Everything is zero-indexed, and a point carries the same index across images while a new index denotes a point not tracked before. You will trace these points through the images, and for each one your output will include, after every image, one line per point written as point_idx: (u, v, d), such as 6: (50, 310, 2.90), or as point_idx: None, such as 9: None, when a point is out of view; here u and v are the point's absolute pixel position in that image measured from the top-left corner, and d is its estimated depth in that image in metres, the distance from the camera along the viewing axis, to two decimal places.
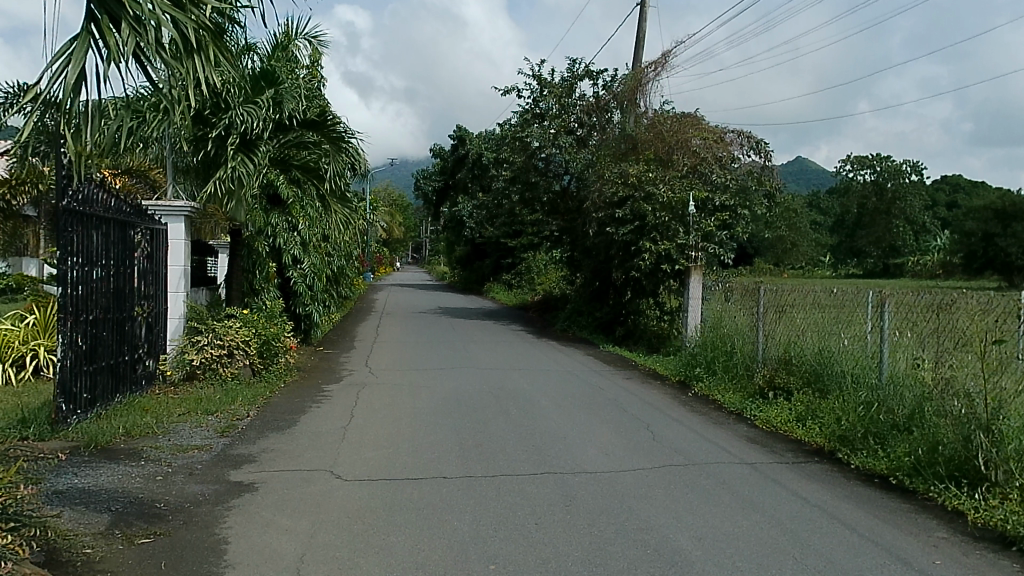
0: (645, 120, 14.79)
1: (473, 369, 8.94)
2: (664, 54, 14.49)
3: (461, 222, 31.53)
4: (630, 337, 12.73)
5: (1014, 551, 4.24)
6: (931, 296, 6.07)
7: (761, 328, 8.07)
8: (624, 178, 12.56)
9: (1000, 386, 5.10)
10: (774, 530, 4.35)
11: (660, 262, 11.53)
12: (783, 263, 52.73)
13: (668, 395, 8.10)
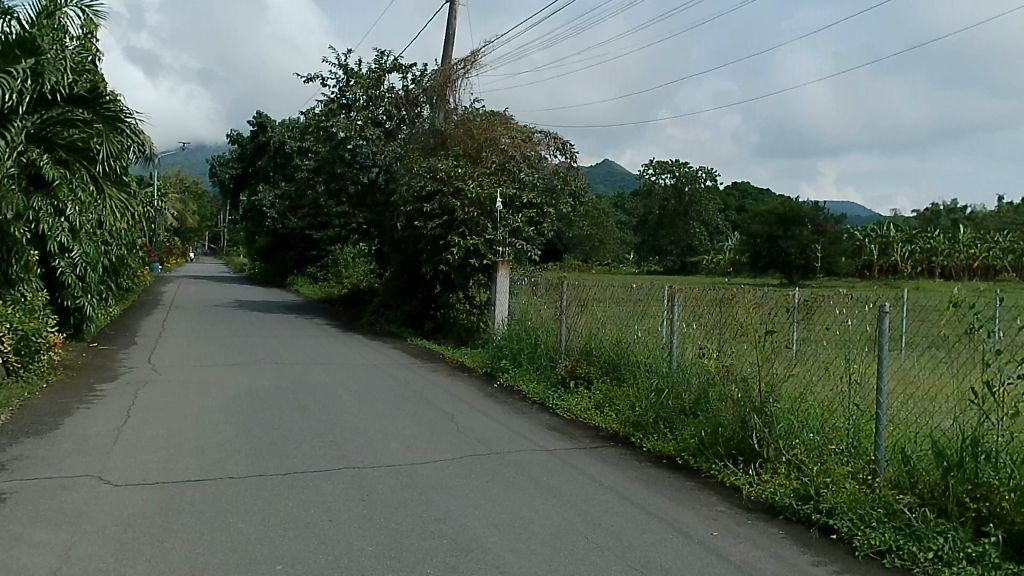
0: (455, 116, 15.00)
1: (273, 364, 8.62)
2: (474, 53, 14.72)
3: (261, 212, 30.57)
4: (439, 331, 12.89)
5: (781, 520, 5.05)
6: (715, 291, 6.66)
7: (562, 319, 8.37)
8: (432, 173, 12.63)
9: (773, 372, 5.79)
10: (569, 513, 4.61)
11: (467, 256, 11.85)
12: (590, 260, 55.54)
13: (475, 387, 8.28)
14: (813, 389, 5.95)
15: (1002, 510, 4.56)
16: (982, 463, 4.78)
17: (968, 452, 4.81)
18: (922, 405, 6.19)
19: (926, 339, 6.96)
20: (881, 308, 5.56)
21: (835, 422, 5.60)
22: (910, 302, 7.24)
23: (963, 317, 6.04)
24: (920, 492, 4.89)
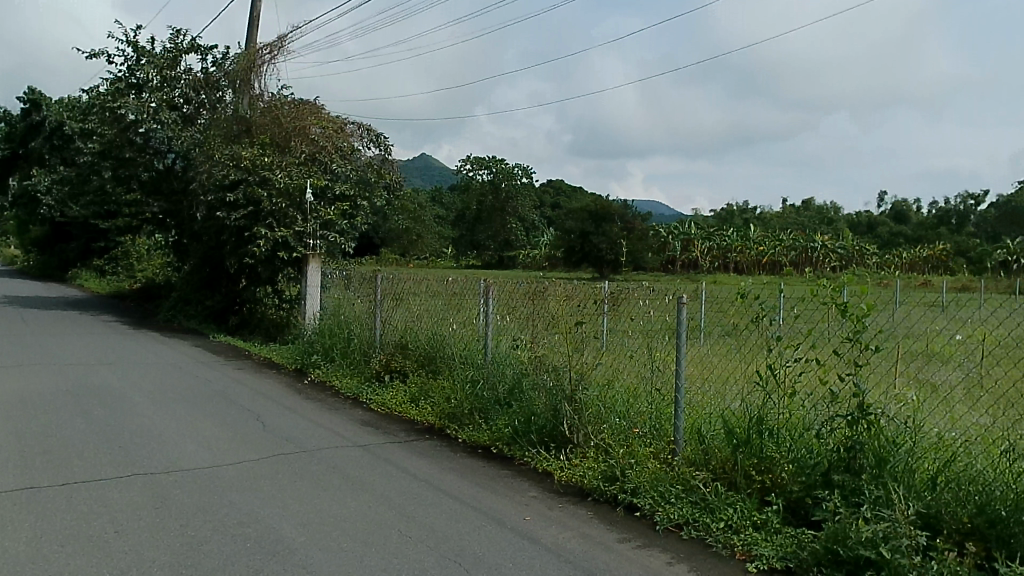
0: (261, 102, 14.36)
1: (51, 366, 7.86)
2: (281, 37, 14.23)
3: (38, 199, 27.87)
4: (245, 327, 12.52)
5: (590, 501, 5.35)
6: (529, 284, 6.87)
7: (377, 314, 8.28)
8: (236, 160, 12.24)
9: (584, 361, 6.02)
10: (382, 507, 4.57)
11: (276, 249, 11.37)
12: (409, 253, 56.32)
13: (284, 384, 8.19)
14: (621, 375, 6.27)
15: (782, 480, 5.18)
16: (765, 438, 5.41)
17: (754, 429, 5.43)
18: (714, 388, 6.70)
19: (715, 327, 7.58)
20: (680, 299, 5.97)
21: (639, 406, 5.97)
22: (705, 295, 7.82)
23: (748, 307, 6.58)
24: (713, 467, 5.40)
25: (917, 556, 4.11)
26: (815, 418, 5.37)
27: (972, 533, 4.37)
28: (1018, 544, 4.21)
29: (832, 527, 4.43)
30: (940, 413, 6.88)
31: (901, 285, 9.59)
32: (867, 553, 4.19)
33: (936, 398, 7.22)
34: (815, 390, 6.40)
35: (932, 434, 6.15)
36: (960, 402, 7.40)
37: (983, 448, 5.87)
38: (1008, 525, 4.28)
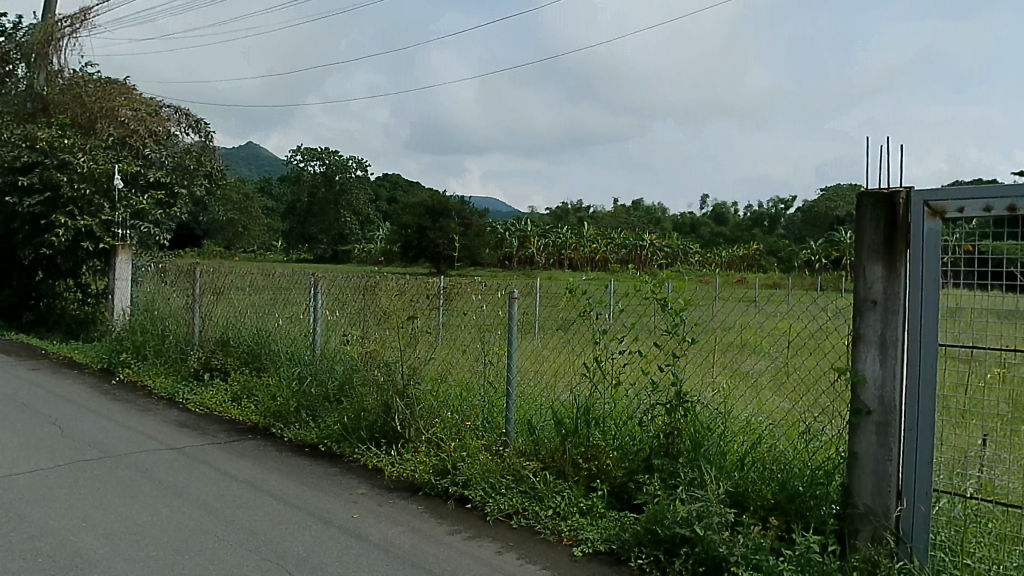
0: (60, 79, 13.39)
1: None
2: (82, 12, 13.56)
3: None
4: (42, 323, 11.77)
5: (421, 496, 5.46)
6: (359, 278, 6.88)
7: (195, 309, 8.19)
8: (30, 141, 11.27)
9: (415, 356, 6.07)
10: (197, 511, 4.35)
11: (78, 239, 10.66)
12: (235, 246, 55.01)
13: (87, 385, 7.80)
14: (454, 370, 6.42)
15: (608, 467, 5.92)
16: (591, 428, 6.22)
17: (582, 419, 6.24)
18: (546, 380, 7.05)
19: (548, 320, 7.81)
20: (511, 295, 6.09)
21: (472, 399, 6.18)
22: (539, 289, 8.03)
23: (576, 303, 6.79)
24: (543, 457, 6.13)
25: (726, 530, 4.57)
26: (637, 407, 6.19)
27: (774, 509, 5.16)
28: (812, 515, 5.07)
29: (651, 510, 4.90)
30: (748, 399, 7.50)
31: (719, 281, 10.25)
32: (682, 531, 4.67)
33: (745, 386, 7.87)
34: (639, 380, 6.74)
35: (741, 419, 6.68)
36: (767, 388, 8.10)
37: (785, 432, 6.45)
38: (806, 499, 5.14)
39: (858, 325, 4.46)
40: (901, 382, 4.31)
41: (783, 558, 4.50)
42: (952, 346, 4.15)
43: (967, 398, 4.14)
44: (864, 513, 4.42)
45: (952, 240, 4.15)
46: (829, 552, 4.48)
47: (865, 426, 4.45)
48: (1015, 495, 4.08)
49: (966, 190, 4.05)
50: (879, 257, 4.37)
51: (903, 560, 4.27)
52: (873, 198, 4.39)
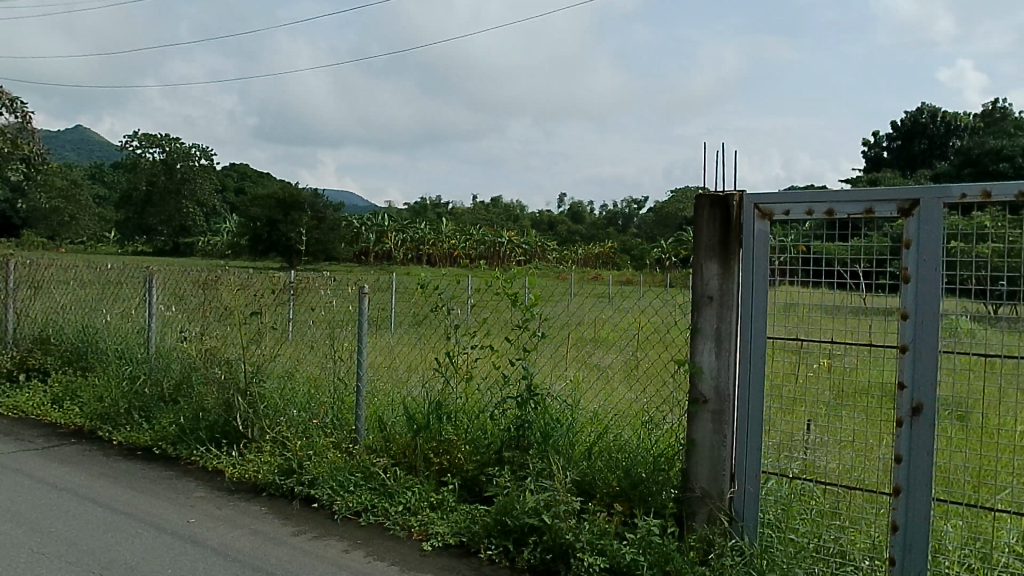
0: None
1: None
2: None
3: None
4: None
5: (263, 497, 5.62)
6: (197, 272, 6.96)
7: (10, 305, 8.08)
8: None
9: (257, 353, 6.32)
10: (12, 524, 4.58)
11: None
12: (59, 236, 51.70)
13: None
14: (302, 366, 6.54)
15: (458, 460, 6.03)
16: (443, 423, 6.25)
17: (433, 415, 6.23)
18: (397, 377, 7.09)
19: (403, 316, 7.80)
20: (361, 290, 6.04)
21: (321, 396, 6.27)
22: (395, 284, 7.91)
23: (427, 299, 6.78)
24: (394, 454, 6.17)
25: (571, 518, 5.06)
26: (488, 400, 6.31)
27: (619, 495, 5.48)
28: (654, 501, 5.30)
29: (502, 501, 5.32)
30: (597, 390, 7.82)
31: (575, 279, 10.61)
32: (531, 520, 5.12)
33: (594, 378, 8.19)
34: (491, 374, 6.84)
35: (589, 410, 6.91)
36: (618, 380, 8.39)
37: (630, 422, 6.76)
38: (648, 485, 5.41)
39: (696, 319, 4.94)
40: (734, 373, 4.84)
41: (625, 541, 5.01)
42: (775, 337, 4.66)
43: (795, 387, 4.64)
44: (700, 496, 4.92)
45: (777, 239, 4.69)
46: (669, 534, 4.96)
47: (701, 414, 4.95)
48: (832, 476, 4.54)
49: (791, 194, 4.59)
50: (714, 255, 4.85)
51: (735, 538, 4.79)
52: (710, 199, 4.87)
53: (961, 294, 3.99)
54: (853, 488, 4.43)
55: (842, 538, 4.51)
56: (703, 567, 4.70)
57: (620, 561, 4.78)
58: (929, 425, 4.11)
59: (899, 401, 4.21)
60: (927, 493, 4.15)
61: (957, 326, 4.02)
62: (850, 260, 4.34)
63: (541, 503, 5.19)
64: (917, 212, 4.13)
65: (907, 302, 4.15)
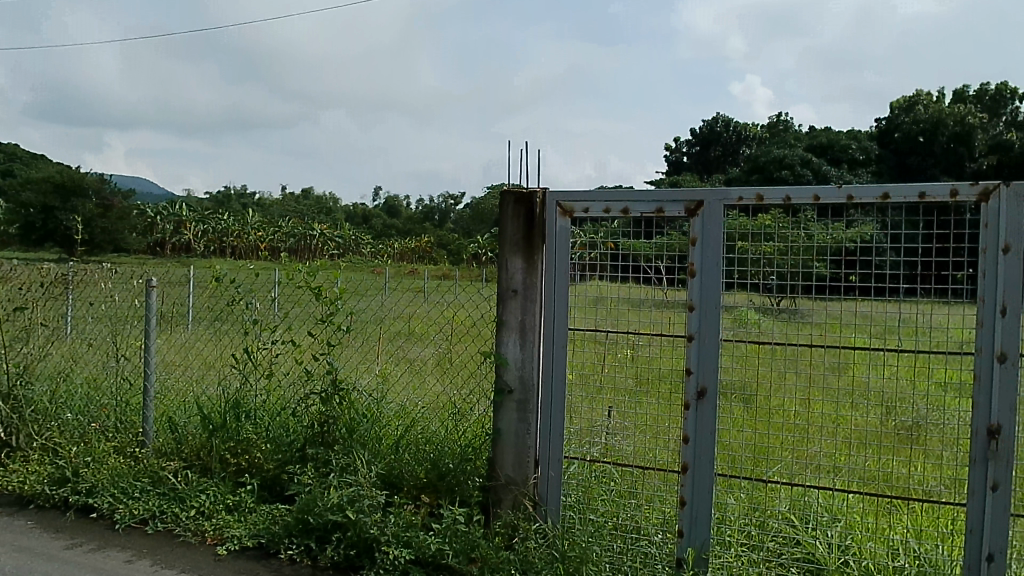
0: None
1: None
2: None
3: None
4: None
5: (30, 509, 5.43)
6: None
7: None
8: None
9: (24, 353, 5.97)
10: None
11: None
12: None
13: None
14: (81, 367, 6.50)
15: (258, 460, 5.82)
16: (242, 421, 6.02)
17: (230, 413, 5.99)
18: (193, 376, 6.81)
19: (200, 310, 7.48)
20: (148, 284, 5.67)
21: (101, 398, 6.20)
22: (193, 275, 7.49)
23: (223, 291, 6.48)
24: (185, 455, 5.86)
25: (376, 512, 5.04)
26: (291, 398, 6.17)
27: (426, 487, 5.58)
28: (461, 490, 5.47)
29: (304, 501, 5.19)
30: (407, 382, 7.79)
31: (392, 272, 10.53)
32: (335, 518, 5.03)
33: (405, 371, 8.16)
34: (293, 369, 6.67)
35: (396, 403, 6.87)
36: (429, 373, 8.35)
37: (438, 413, 6.80)
38: (455, 475, 5.55)
39: (501, 312, 5.19)
40: (537, 363, 5.15)
41: (430, 532, 5.07)
42: (576, 330, 5.03)
43: (598, 377, 4.92)
44: (506, 483, 5.20)
45: (579, 236, 5.00)
46: (476, 522, 5.18)
47: (507, 404, 5.23)
48: (630, 456, 5.02)
49: (589, 193, 4.95)
50: (518, 251, 5.12)
51: (538, 521, 5.09)
52: (514, 196, 5.10)
53: (740, 288, 4.53)
54: (646, 469, 4.88)
55: (638, 514, 4.93)
56: (508, 552, 4.85)
57: (426, 551, 4.85)
58: (713, 405, 4.63)
59: (687, 386, 4.68)
60: (708, 468, 4.66)
61: (745, 317, 4.55)
62: (654, 257, 4.74)
63: (345, 499, 5.12)
64: (701, 213, 4.61)
65: (693, 295, 4.64)
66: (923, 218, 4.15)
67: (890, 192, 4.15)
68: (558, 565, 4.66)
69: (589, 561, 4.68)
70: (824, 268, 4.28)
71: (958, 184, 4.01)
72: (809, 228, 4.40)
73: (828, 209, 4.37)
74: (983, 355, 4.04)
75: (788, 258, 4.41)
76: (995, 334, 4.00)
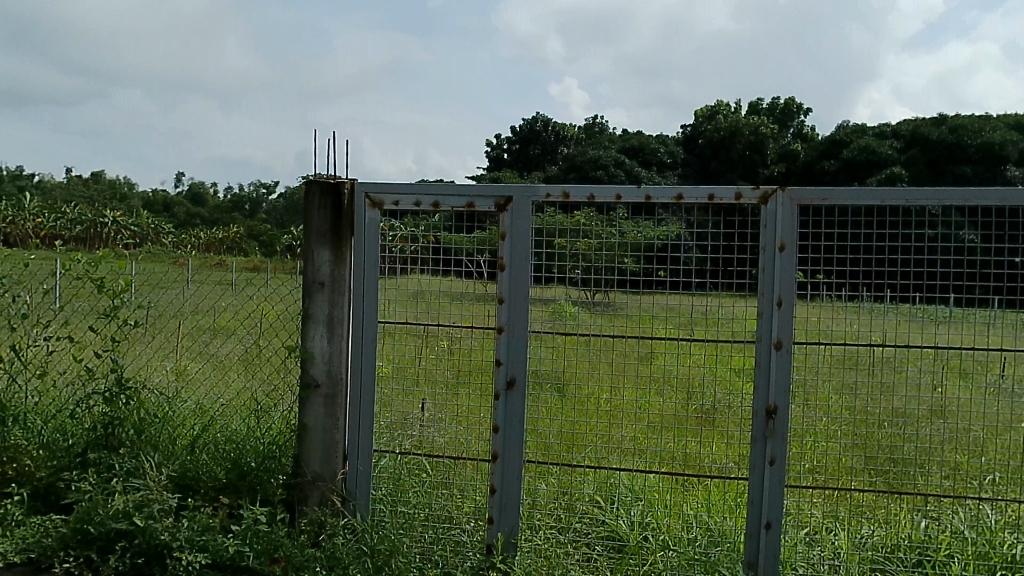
0: None
1: None
2: None
3: None
4: None
5: None
6: None
7: None
8: None
9: None
10: None
11: None
12: None
13: None
14: None
15: (29, 469, 5.30)
16: (7, 427, 5.50)
17: None
18: None
19: None
20: None
21: None
22: None
23: None
24: None
25: (168, 517, 4.77)
26: (68, 398, 5.71)
27: (226, 487, 5.32)
28: (265, 489, 5.24)
29: (82, 510, 4.80)
30: (208, 378, 7.39)
31: (194, 264, 9.94)
32: (120, 526, 4.70)
33: (207, 367, 7.74)
34: (72, 369, 6.17)
35: (193, 402, 6.49)
36: (234, 369, 7.98)
37: (240, 409, 6.50)
38: (257, 474, 5.34)
39: (307, 305, 5.07)
40: (345, 357, 5.09)
41: (229, 534, 4.86)
42: (386, 322, 4.99)
43: (419, 368, 5.05)
44: (312, 479, 5.08)
45: (399, 229, 4.97)
46: (279, 521, 5.01)
47: (313, 399, 5.12)
48: (442, 448, 5.04)
49: (399, 187, 4.88)
50: (326, 242, 5.02)
51: (347, 517, 5.03)
52: (321, 187, 4.97)
53: (546, 283, 4.68)
54: (457, 458, 4.94)
55: (449, 505, 4.95)
56: (315, 549, 4.77)
57: (224, 554, 4.64)
58: (521, 395, 4.80)
59: (496, 376, 4.83)
60: (517, 456, 4.82)
61: (562, 311, 4.69)
62: (476, 251, 4.83)
63: (132, 505, 4.80)
64: (511, 208, 4.73)
65: (503, 288, 4.76)
66: (711, 218, 4.55)
67: (683, 193, 4.48)
68: (366, 560, 4.64)
69: (399, 553, 4.66)
70: (636, 263, 4.55)
71: (742, 187, 4.43)
72: (621, 226, 4.61)
73: (641, 208, 4.59)
74: (763, 343, 4.50)
75: (605, 253, 4.60)
76: (773, 324, 4.46)
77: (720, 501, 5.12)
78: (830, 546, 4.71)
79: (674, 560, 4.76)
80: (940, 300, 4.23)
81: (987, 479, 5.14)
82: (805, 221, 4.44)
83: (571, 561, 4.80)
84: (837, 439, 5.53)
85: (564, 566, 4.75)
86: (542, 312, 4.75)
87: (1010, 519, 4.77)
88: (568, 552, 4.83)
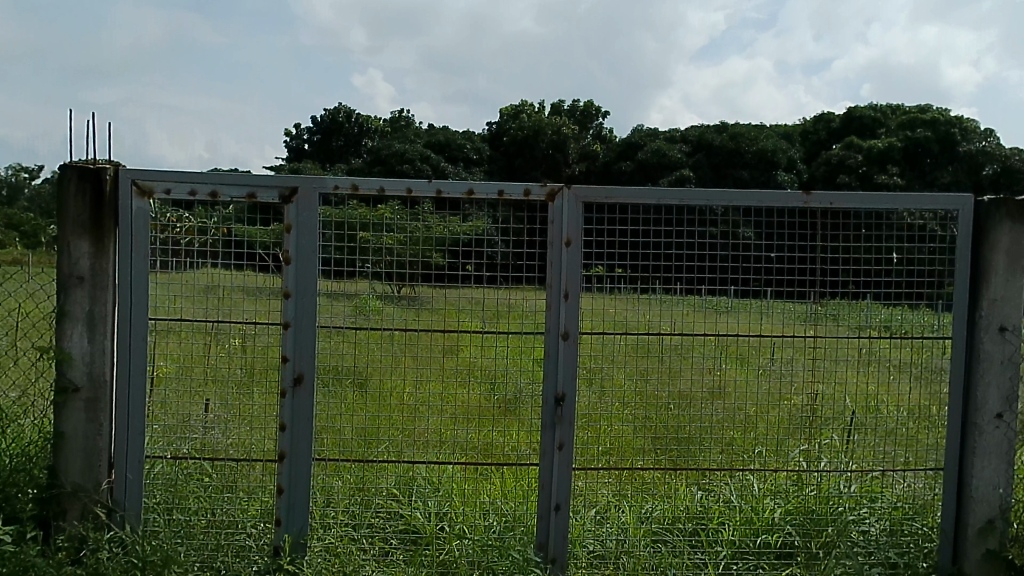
0: None
1: None
2: None
3: None
4: None
5: None
6: None
7: None
8: None
9: None
10: None
11: None
12: None
13: None
14: None
15: None
16: None
17: None
18: None
19: None
20: None
21: None
22: None
23: None
24: None
25: None
26: None
27: None
28: (11, 507, 4.67)
29: None
30: None
31: None
32: None
33: None
34: None
35: None
36: None
37: None
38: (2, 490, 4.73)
39: (63, 301, 4.62)
40: (108, 357, 4.69)
41: None
42: (163, 319, 4.69)
43: (209, 366, 4.77)
44: (71, 491, 4.64)
45: (187, 220, 4.57)
46: (29, 540, 4.55)
47: (71, 404, 4.67)
48: (226, 451, 4.77)
49: (170, 174, 4.52)
50: (85, 233, 4.58)
51: (113, 529, 4.65)
52: (77, 171, 4.53)
53: (337, 276, 4.63)
54: (242, 459, 4.73)
55: (233, 508, 4.77)
56: (74, 566, 4.39)
57: None
58: (310, 392, 4.65)
59: (282, 373, 4.62)
60: (305, 452, 4.65)
61: (366, 305, 4.69)
62: (274, 245, 4.70)
63: None
64: (296, 200, 4.56)
65: (289, 281, 4.58)
66: (503, 212, 4.58)
67: (474, 188, 4.50)
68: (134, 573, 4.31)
69: (173, 562, 4.39)
70: (442, 257, 4.56)
71: (531, 185, 4.52)
72: (426, 219, 4.62)
73: (446, 202, 4.62)
74: (551, 334, 4.60)
75: (417, 248, 4.59)
76: (561, 315, 4.58)
77: (515, 488, 5.20)
78: (618, 522, 4.97)
79: (468, 547, 4.75)
80: (721, 292, 4.64)
81: (753, 452, 5.64)
82: (590, 217, 4.62)
83: (364, 557, 4.70)
84: (623, 423, 5.85)
85: (355, 562, 4.63)
86: (346, 306, 4.70)
87: (772, 486, 5.28)
88: (361, 548, 4.73)
